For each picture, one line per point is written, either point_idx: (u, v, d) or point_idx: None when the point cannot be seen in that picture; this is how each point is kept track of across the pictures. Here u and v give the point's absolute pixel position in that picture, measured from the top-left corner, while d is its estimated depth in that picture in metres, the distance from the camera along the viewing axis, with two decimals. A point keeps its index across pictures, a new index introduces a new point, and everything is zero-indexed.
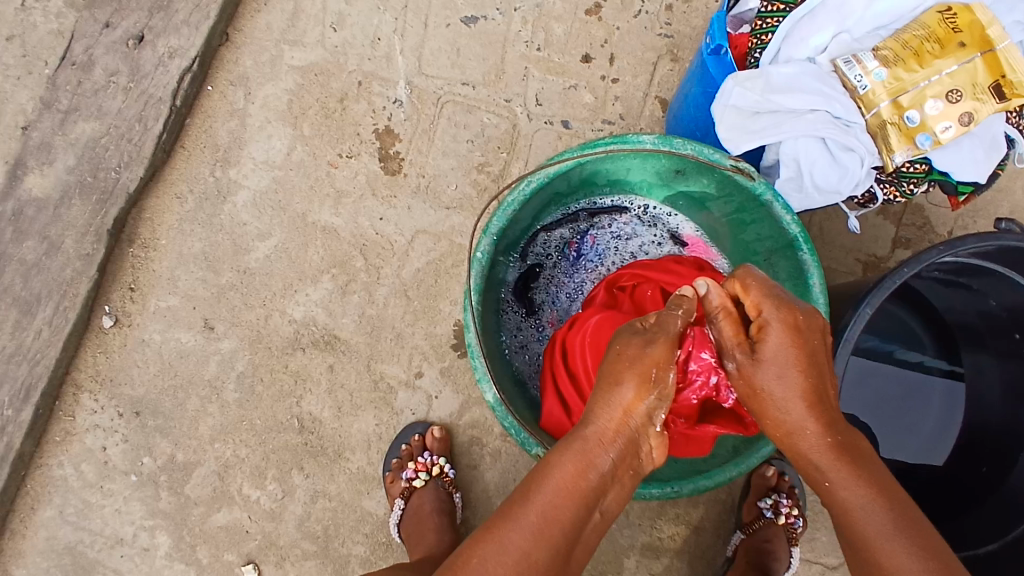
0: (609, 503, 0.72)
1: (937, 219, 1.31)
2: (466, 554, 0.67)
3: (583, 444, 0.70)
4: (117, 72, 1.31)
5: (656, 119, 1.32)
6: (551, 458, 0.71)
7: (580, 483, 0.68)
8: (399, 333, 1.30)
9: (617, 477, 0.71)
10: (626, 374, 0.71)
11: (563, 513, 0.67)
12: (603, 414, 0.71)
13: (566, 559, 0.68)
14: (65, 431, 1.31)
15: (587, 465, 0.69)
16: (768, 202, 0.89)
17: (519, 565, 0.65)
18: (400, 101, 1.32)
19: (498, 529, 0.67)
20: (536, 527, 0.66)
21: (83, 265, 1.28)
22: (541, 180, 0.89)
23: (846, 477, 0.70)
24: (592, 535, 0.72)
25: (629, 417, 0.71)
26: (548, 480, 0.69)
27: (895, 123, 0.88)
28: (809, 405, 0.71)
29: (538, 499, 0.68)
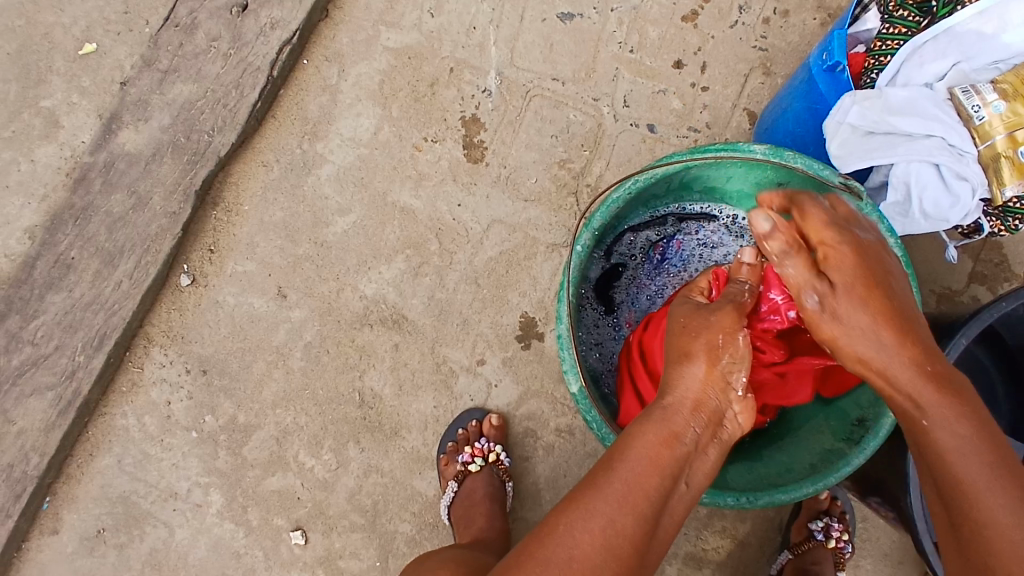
0: (694, 476, 0.72)
1: (1018, 257, 1.29)
2: (551, 523, 0.68)
3: (663, 417, 0.73)
4: (219, 39, 1.34)
5: (742, 131, 1.32)
6: (633, 431, 0.73)
7: (666, 451, 0.70)
8: (466, 319, 1.31)
9: (701, 450, 0.73)
10: (697, 351, 0.76)
11: (647, 482, 0.68)
12: (681, 387, 0.75)
13: (653, 530, 0.68)
14: (132, 382, 1.35)
15: (671, 435, 0.71)
16: (871, 223, 0.88)
17: (606, 533, 0.65)
18: (490, 91, 1.33)
19: (584, 498, 0.67)
20: (622, 494, 0.67)
21: (168, 223, 1.32)
22: (646, 180, 0.89)
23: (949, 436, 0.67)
24: (678, 513, 0.72)
25: (705, 392, 0.74)
26: (631, 451, 0.70)
27: (1008, 157, 0.86)
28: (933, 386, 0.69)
29: (623, 468, 0.68)
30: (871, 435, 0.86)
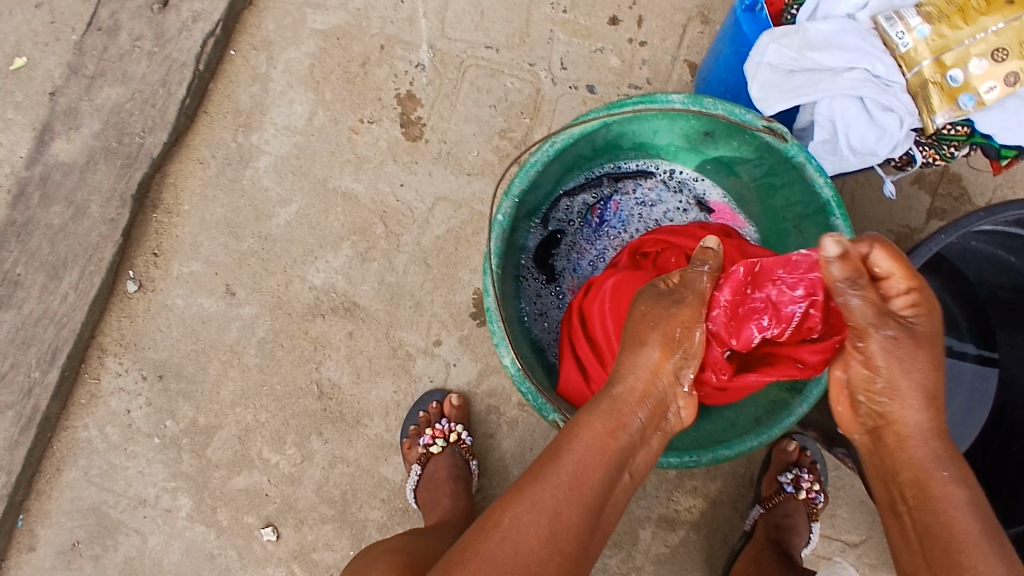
0: (637, 466, 0.72)
1: (977, 188, 1.25)
2: (497, 514, 0.67)
3: (614, 405, 0.72)
4: (142, 37, 1.31)
5: (684, 83, 1.28)
6: (581, 419, 0.71)
7: (612, 442, 0.69)
8: (419, 301, 1.29)
9: (645, 438, 0.72)
10: (649, 336, 0.73)
11: (592, 471, 0.68)
12: (631, 374, 0.73)
13: (598, 518, 0.68)
14: (91, 394, 1.33)
15: (617, 425, 0.70)
16: (800, 164, 0.85)
17: (551, 524, 0.65)
18: (423, 65, 1.30)
19: (529, 488, 0.67)
20: (568, 484, 0.67)
21: (108, 230, 1.30)
22: (564, 141, 0.88)
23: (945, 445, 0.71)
24: (621, 499, 0.72)
25: (654, 380, 0.72)
26: (578, 439, 0.69)
27: (936, 84, 0.83)
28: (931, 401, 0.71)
29: (569, 457, 0.68)
30: (812, 382, 0.85)
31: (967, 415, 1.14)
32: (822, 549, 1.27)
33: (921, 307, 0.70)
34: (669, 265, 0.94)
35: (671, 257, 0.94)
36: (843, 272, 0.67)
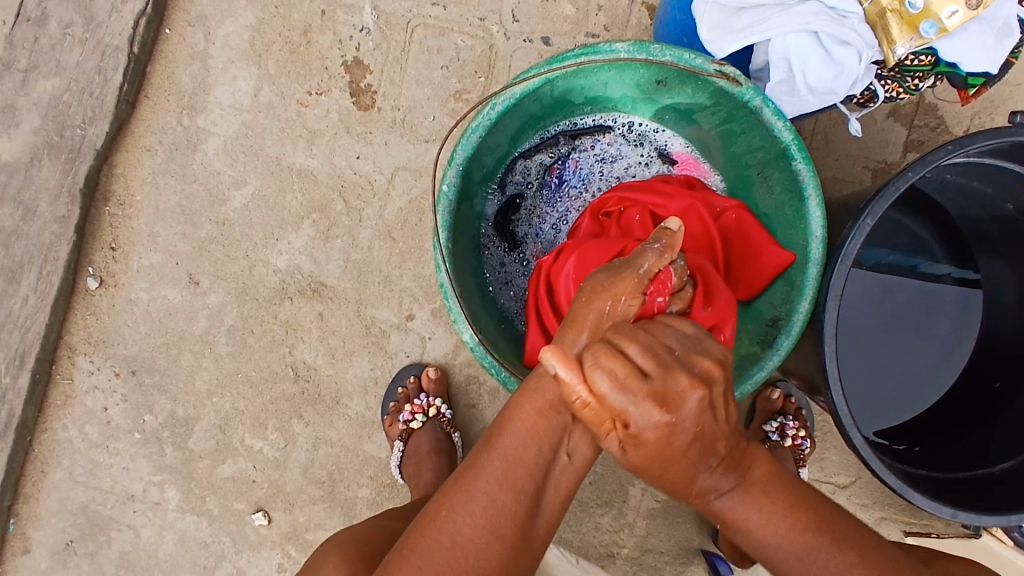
0: (578, 445, 0.65)
1: (954, 116, 1.20)
2: (436, 507, 0.62)
3: (548, 380, 0.64)
4: (71, 23, 1.24)
5: (643, 28, 1.22)
6: (515, 398, 0.65)
7: (546, 422, 0.63)
8: (387, 276, 1.26)
9: (586, 415, 0.64)
10: (586, 318, 0.61)
11: (526, 453, 0.62)
12: (566, 347, 0.63)
13: (538, 505, 0.62)
14: (66, 395, 1.30)
15: (548, 404, 0.63)
16: (757, 108, 0.81)
17: (488, 514, 0.60)
18: (368, 29, 1.23)
19: (465, 478, 0.62)
20: (502, 472, 0.61)
21: (61, 228, 1.25)
22: (507, 102, 0.83)
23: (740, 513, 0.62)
24: (570, 478, 0.65)
25: (602, 330, 0.60)
26: (510, 422, 0.64)
27: (895, 11, 0.80)
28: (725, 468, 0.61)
29: (500, 443, 0.63)
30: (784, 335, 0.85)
31: (948, 350, 1.10)
32: None
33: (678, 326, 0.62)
34: (633, 223, 0.88)
35: (635, 214, 0.88)
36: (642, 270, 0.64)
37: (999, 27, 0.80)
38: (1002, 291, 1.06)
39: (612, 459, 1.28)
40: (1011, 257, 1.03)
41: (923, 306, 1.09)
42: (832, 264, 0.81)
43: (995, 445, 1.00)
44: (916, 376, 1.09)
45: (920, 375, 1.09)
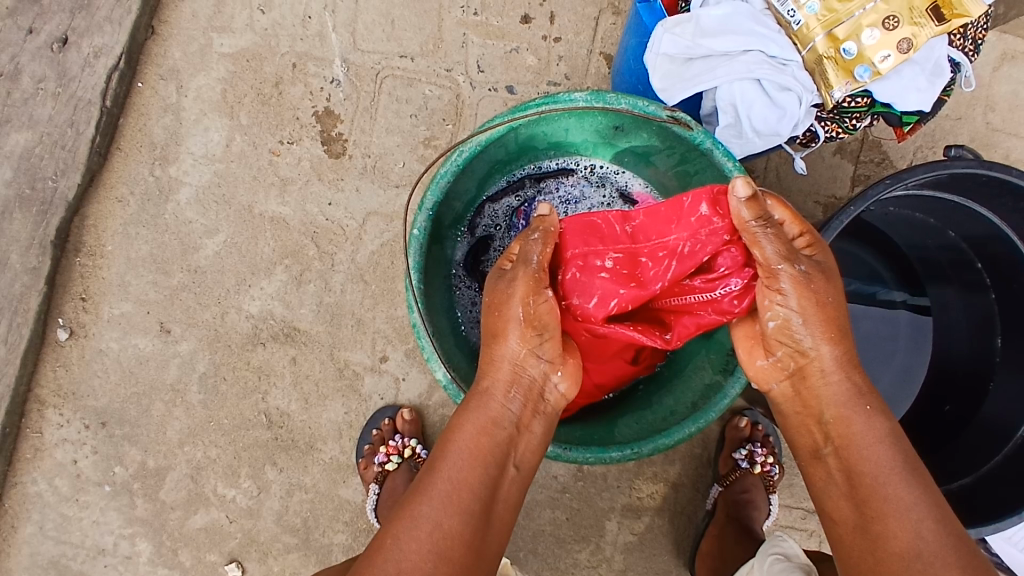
0: (522, 456, 0.78)
1: (897, 153, 1.28)
2: (382, 536, 0.71)
3: (484, 401, 0.77)
4: (44, 78, 1.26)
5: (602, 76, 1.29)
6: (455, 425, 0.77)
7: (485, 441, 0.75)
8: (360, 319, 1.27)
9: (524, 428, 0.78)
10: (509, 330, 0.77)
11: (469, 473, 0.73)
12: (496, 369, 0.78)
13: (487, 519, 0.73)
14: (34, 448, 1.28)
15: (486, 423, 0.76)
16: (708, 150, 0.86)
17: (433, 536, 0.69)
18: (338, 80, 1.28)
19: (411, 507, 0.72)
20: (446, 494, 0.72)
21: (31, 279, 1.25)
22: (473, 149, 0.87)
23: (862, 421, 0.75)
24: (513, 490, 0.77)
25: (522, 368, 0.78)
26: (450, 450, 0.75)
27: (831, 58, 0.87)
28: (854, 393, 0.76)
29: (445, 467, 0.74)
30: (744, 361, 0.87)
31: (906, 374, 1.14)
32: (784, 518, 1.29)
33: (819, 250, 0.76)
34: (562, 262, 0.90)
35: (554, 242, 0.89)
36: (752, 214, 0.70)
37: (930, 67, 0.87)
38: (952, 316, 1.11)
39: (588, 494, 1.28)
40: (958, 283, 1.10)
41: (883, 332, 1.13)
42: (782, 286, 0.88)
43: (952, 464, 1.05)
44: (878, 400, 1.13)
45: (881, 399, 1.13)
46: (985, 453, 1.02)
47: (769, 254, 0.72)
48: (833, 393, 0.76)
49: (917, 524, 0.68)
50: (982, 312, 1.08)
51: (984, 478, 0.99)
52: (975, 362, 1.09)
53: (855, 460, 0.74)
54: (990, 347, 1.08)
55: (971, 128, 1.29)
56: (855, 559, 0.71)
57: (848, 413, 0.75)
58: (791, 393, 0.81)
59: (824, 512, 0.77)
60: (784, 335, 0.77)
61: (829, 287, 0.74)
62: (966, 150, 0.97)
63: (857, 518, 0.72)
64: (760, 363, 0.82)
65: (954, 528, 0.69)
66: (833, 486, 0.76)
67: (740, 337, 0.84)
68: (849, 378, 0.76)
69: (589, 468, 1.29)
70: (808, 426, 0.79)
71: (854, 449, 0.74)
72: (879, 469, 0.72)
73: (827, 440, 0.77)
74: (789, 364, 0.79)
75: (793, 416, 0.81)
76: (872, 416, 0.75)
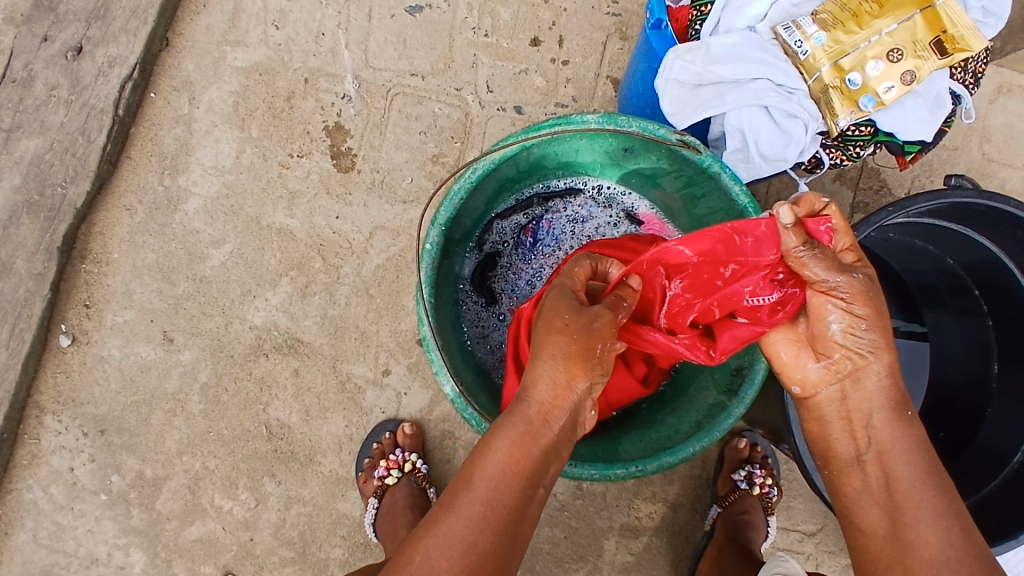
0: (551, 476, 0.75)
1: (896, 180, 1.30)
2: (409, 553, 0.71)
3: (527, 420, 0.73)
4: (57, 85, 1.26)
5: (609, 99, 1.31)
6: (489, 440, 0.73)
7: (523, 463, 0.71)
8: (364, 332, 1.28)
9: (560, 451, 0.75)
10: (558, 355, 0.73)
11: (504, 492, 0.71)
12: (540, 390, 0.74)
13: (514, 537, 0.72)
14: (32, 454, 1.27)
15: (525, 444, 0.72)
16: (716, 174, 0.88)
17: (464, 554, 0.69)
18: (349, 96, 1.30)
19: (439, 522, 0.71)
20: (478, 514, 0.70)
21: (36, 284, 1.25)
22: (487, 166, 0.89)
23: (902, 427, 0.77)
24: (540, 505, 0.75)
25: (566, 392, 0.74)
26: (485, 470, 0.72)
27: (837, 88, 0.89)
28: (901, 397, 0.77)
29: (479, 487, 0.71)
30: (748, 383, 0.88)
31: None
32: (781, 540, 1.30)
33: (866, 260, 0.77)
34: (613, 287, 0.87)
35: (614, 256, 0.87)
36: (800, 239, 0.70)
37: (932, 98, 0.90)
38: (948, 341, 1.13)
39: (587, 512, 1.28)
40: (956, 310, 1.12)
41: None
42: None
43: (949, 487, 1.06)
44: None
45: None
46: (981, 477, 1.03)
47: (819, 275, 0.72)
48: (875, 398, 0.77)
49: (947, 532, 0.72)
50: (979, 338, 1.10)
51: (982, 501, 1.00)
52: (972, 389, 1.10)
53: (892, 467, 0.76)
54: (986, 374, 1.09)
55: (967, 158, 1.32)
56: (883, 566, 0.74)
57: (894, 418, 0.77)
58: (839, 399, 0.79)
59: (849, 519, 0.79)
60: (844, 344, 0.76)
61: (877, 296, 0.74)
62: (965, 179, 0.99)
63: (889, 527, 0.75)
64: (810, 368, 0.81)
65: (978, 535, 0.73)
66: (866, 492, 0.78)
67: (784, 342, 0.82)
68: (898, 384, 0.77)
69: (589, 487, 1.29)
70: (848, 431, 0.80)
71: (891, 457, 0.76)
72: (914, 477, 0.75)
73: (867, 445, 0.78)
74: (843, 368, 0.78)
75: (834, 422, 0.81)
76: (912, 420, 0.77)
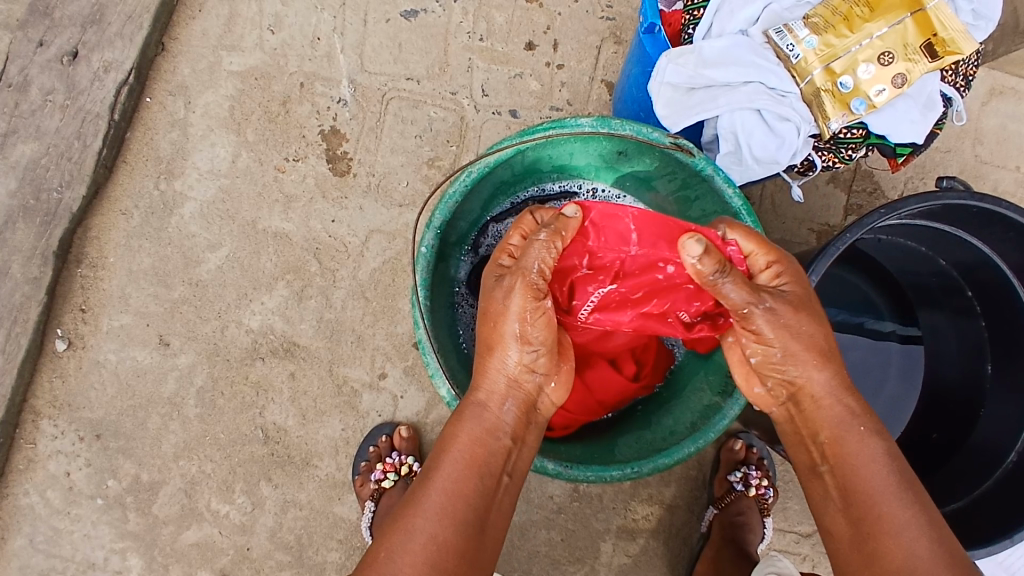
0: (514, 465, 0.79)
1: (889, 182, 1.31)
2: (375, 550, 0.71)
3: (479, 412, 0.79)
4: (53, 90, 1.26)
5: (603, 102, 1.32)
6: (449, 434, 0.78)
7: (479, 451, 0.76)
8: (360, 335, 1.28)
9: (518, 440, 0.79)
10: (505, 342, 0.78)
11: (463, 483, 0.74)
12: (491, 381, 0.80)
13: (481, 528, 0.74)
14: (28, 459, 1.27)
15: (482, 432, 0.77)
16: (709, 176, 0.88)
17: (428, 547, 0.70)
18: (345, 100, 1.30)
19: (405, 519, 0.72)
20: (438, 505, 0.72)
21: (31, 289, 1.25)
22: (481, 169, 0.90)
23: (854, 442, 0.76)
24: (505, 501, 0.78)
25: (516, 379, 0.79)
26: (443, 461, 0.76)
27: (828, 91, 0.90)
28: (848, 415, 0.77)
29: (440, 478, 0.74)
30: None
31: (897, 402, 1.16)
32: (777, 542, 1.30)
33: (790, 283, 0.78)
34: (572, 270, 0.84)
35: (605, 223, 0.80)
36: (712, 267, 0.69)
37: (923, 101, 0.91)
38: (943, 342, 1.14)
39: (583, 514, 1.29)
40: (949, 310, 1.13)
41: (874, 360, 1.15)
42: None
43: (942, 488, 1.06)
44: None
45: None
46: (975, 476, 1.04)
47: (736, 300, 0.74)
48: (824, 416, 0.78)
49: (910, 544, 0.70)
50: (972, 338, 1.11)
51: (976, 501, 1.00)
52: (967, 390, 1.11)
53: (849, 480, 0.75)
54: (981, 374, 1.10)
55: (959, 160, 1.33)
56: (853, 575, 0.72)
57: (842, 434, 0.77)
58: (789, 418, 0.82)
59: (822, 526, 0.78)
60: (769, 366, 0.80)
61: (801, 318, 0.76)
62: (956, 181, 0.99)
63: (854, 535, 0.73)
64: (757, 391, 0.85)
65: (951, 548, 0.70)
66: (829, 502, 0.77)
67: (734, 364, 0.85)
68: (841, 401, 0.78)
69: (585, 489, 1.29)
70: (805, 445, 0.81)
71: (846, 472, 0.76)
72: (873, 489, 0.74)
73: (822, 456, 0.79)
74: (781, 393, 0.82)
75: (791, 437, 0.83)
76: (866, 437, 0.76)
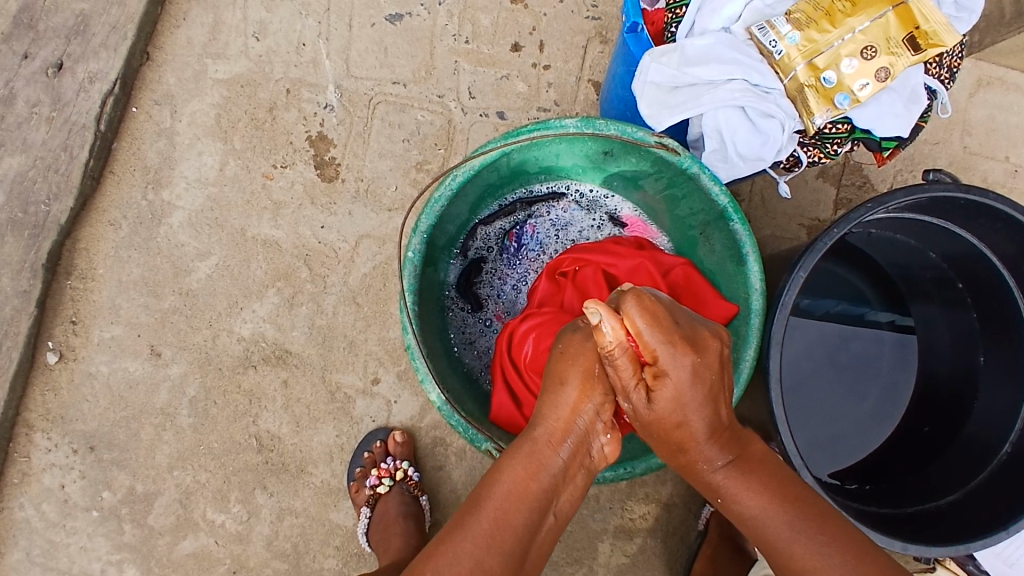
0: (562, 504, 0.69)
1: (878, 176, 1.31)
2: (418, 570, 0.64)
3: (533, 446, 0.68)
4: (39, 103, 1.26)
5: (591, 102, 1.32)
6: (499, 465, 0.68)
7: (532, 485, 0.66)
8: (352, 341, 1.28)
9: (569, 476, 0.69)
10: (572, 375, 0.68)
11: (515, 515, 0.64)
12: (551, 414, 0.69)
13: (521, 565, 0.64)
14: (22, 473, 1.26)
15: (536, 464, 0.67)
16: (695, 175, 0.88)
17: None
18: (332, 106, 1.30)
19: (450, 540, 0.64)
20: (487, 533, 0.63)
21: (21, 302, 1.24)
22: (467, 173, 0.89)
23: (735, 491, 0.69)
24: (546, 542, 0.68)
25: (574, 417, 0.68)
26: (497, 484, 0.66)
27: (812, 86, 0.90)
28: (733, 474, 0.70)
29: (489, 504, 0.65)
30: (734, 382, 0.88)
31: (892, 391, 1.16)
32: None
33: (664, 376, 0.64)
34: (588, 281, 0.95)
35: (589, 272, 0.96)
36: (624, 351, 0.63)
37: (907, 94, 0.91)
38: (935, 334, 1.14)
39: (580, 514, 1.29)
40: (940, 301, 1.12)
41: (870, 353, 1.16)
42: (773, 314, 0.87)
43: (934, 481, 1.06)
44: (864, 417, 1.15)
45: (865, 420, 1.16)
46: (967, 469, 1.04)
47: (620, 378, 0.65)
48: (708, 480, 0.70)
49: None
50: (963, 329, 1.11)
51: (971, 494, 1.00)
52: (957, 383, 1.11)
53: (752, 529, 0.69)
54: (972, 365, 1.10)
55: (948, 152, 1.33)
56: None
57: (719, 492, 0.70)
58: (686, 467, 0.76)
59: None
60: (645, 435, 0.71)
61: (686, 405, 0.65)
62: (943, 174, 0.99)
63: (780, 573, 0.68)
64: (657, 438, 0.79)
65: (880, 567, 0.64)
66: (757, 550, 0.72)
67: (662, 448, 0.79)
68: (723, 466, 0.70)
69: None
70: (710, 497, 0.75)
71: (747, 528, 0.70)
72: (776, 536, 0.67)
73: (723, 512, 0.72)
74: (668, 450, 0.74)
75: None
76: (750, 489, 0.69)
